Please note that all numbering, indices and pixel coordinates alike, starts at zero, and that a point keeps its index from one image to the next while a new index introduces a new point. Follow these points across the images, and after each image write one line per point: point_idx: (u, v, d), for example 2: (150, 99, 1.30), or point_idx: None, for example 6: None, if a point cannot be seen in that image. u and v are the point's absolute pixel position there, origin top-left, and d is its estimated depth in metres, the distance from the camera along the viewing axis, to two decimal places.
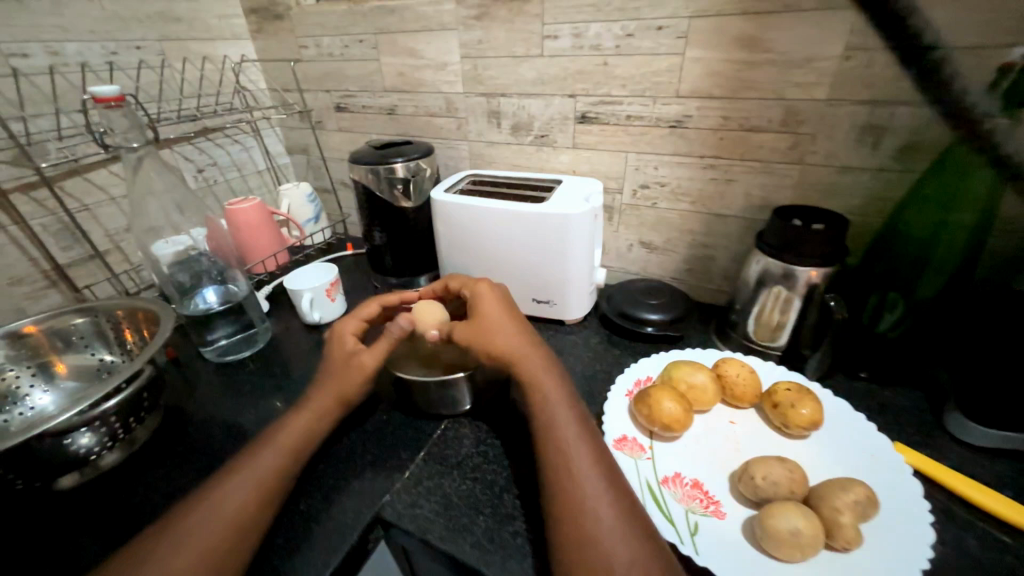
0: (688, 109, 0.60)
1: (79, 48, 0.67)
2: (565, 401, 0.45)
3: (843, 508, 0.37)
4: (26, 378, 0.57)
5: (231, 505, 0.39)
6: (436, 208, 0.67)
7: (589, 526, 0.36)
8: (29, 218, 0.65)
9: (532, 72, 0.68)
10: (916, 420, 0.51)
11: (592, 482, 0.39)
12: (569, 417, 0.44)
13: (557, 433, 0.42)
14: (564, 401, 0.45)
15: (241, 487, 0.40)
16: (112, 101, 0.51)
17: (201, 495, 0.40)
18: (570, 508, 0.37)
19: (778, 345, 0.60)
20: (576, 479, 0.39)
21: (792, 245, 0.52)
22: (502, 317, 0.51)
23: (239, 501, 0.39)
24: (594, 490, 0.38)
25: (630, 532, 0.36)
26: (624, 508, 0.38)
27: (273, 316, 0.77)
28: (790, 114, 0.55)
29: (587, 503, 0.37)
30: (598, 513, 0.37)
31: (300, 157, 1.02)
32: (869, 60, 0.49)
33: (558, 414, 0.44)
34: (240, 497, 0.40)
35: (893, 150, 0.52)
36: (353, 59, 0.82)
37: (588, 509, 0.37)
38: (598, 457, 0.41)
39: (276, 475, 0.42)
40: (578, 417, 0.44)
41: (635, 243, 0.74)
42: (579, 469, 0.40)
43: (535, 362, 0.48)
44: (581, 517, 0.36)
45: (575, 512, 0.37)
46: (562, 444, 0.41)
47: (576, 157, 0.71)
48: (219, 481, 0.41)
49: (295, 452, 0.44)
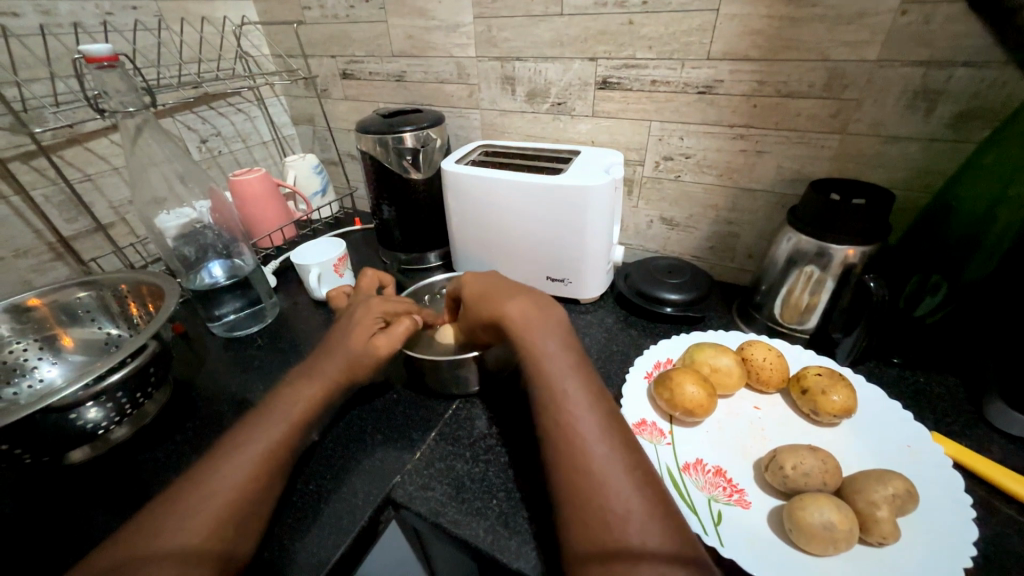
0: (719, 72, 0.55)
1: (71, 7, 0.63)
2: (566, 362, 0.42)
3: (880, 502, 0.35)
4: (34, 351, 0.56)
5: (233, 481, 0.37)
6: (447, 179, 0.63)
7: (602, 495, 0.33)
8: (31, 189, 0.63)
9: (550, 32, 0.63)
10: (953, 409, 0.48)
11: (602, 448, 0.36)
12: (572, 379, 0.40)
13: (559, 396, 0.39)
14: (565, 361, 0.42)
15: (243, 463, 0.38)
16: (105, 60, 0.48)
17: (202, 471, 0.38)
18: (579, 478, 0.35)
19: (806, 327, 0.57)
20: (583, 446, 0.36)
21: (832, 222, 0.48)
22: (500, 285, 0.49)
23: (241, 478, 0.38)
24: (603, 457, 0.35)
25: (647, 501, 0.34)
26: (639, 475, 0.35)
27: (281, 291, 0.76)
28: (834, 77, 0.50)
29: (597, 472, 0.35)
30: (610, 482, 0.34)
31: (306, 128, 0.98)
32: (929, 15, 0.44)
33: (558, 375, 0.40)
34: (242, 475, 0.38)
35: (948, 117, 0.47)
36: (359, 21, 0.77)
37: (599, 477, 0.34)
38: (607, 422, 0.38)
39: (279, 450, 0.40)
40: (581, 379, 0.41)
41: (654, 219, 0.71)
42: (584, 434, 0.37)
43: (547, 339, 0.43)
44: (591, 485, 0.34)
45: (585, 482, 0.34)
46: (565, 408, 0.38)
47: (595, 127, 0.67)
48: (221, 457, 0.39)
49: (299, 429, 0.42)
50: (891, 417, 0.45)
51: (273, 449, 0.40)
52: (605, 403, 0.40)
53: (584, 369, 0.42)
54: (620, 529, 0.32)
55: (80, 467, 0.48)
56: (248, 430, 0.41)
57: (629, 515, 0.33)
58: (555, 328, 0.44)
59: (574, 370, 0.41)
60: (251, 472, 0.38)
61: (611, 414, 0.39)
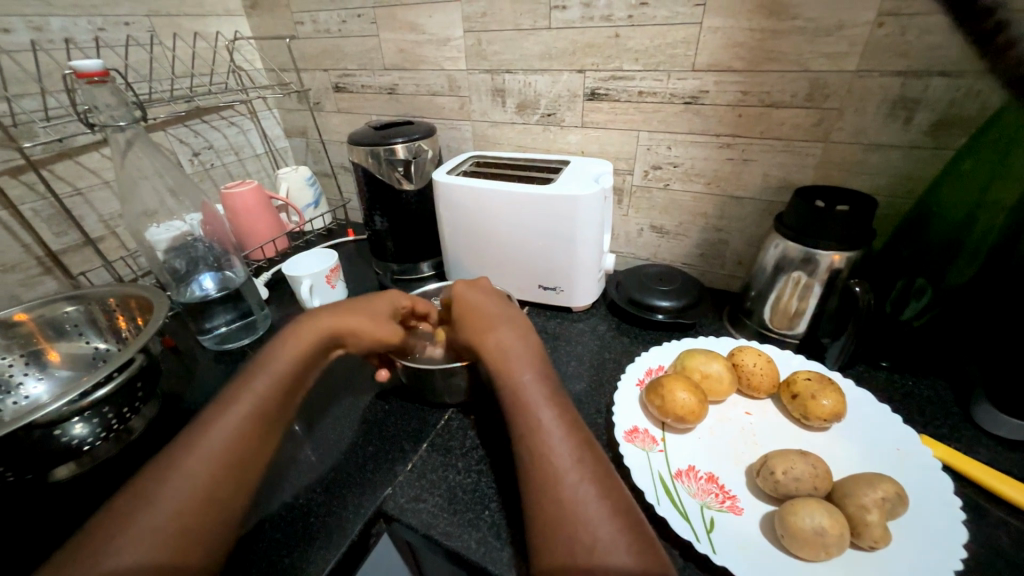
0: (704, 84, 0.56)
1: (63, 23, 0.64)
2: (535, 377, 0.42)
3: (870, 506, 0.35)
4: (20, 367, 0.56)
5: (192, 487, 0.35)
6: (439, 191, 0.64)
7: (557, 508, 0.34)
8: (20, 203, 0.63)
9: (539, 46, 0.64)
10: (942, 411, 0.49)
11: (562, 459, 0.36)
12: (536, 395, 0.41)
13: (522, 413, 0.40)
14: (532, 377, 0.42)
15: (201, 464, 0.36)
16: (96, 75, 0.48)
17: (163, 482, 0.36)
18: (537, 490, 0.35)
19: (796, 332, 0.57)
20: (542, 458, 0.37)
21: (816, 228, 0.49)
22: (487, 303, 0.50)
23: (201, 486, 0.35)
24: (564, 468, 0.36)
25: (606, 510, 0.34)
26: (600, 485, 0.35)
27: (273, 303, 0.75)
28: (816, 87, 0.51)
29: (555, 482, 0.35)
30: (567, 492, 0.34)
31: (299, 140, 0.99)
32: (905, 27, 0.45)
33: (527, 391, 0.41)
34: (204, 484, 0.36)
35: (926, 125, 0.49)
36: (351, 36, 0.78)
37: (555, 490, 0.35)
38: (573, 433, 0.39)
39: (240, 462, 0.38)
40: (548, 394, 0.41)
41: (645, 227, 0.72)
42: (545, 448, 0.37)
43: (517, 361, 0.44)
44: (547, 497, 0.35)
45: (543, 495, 0.35)
46: (533, 422, 0.39)
47: (585, 137, 0.68)
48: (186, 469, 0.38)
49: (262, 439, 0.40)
50: (881, 421, 0.45)
51: (230, 448, 0.38)
52: (574, 416, 0.41)
53: (550, 386, 0.43)
54: (572, 539, 0.32)
55: (66, 484, 0.47)
56: (204, 427, 0.39)
57: (584, 524, 0.33)
58: (525, 343, 0.46)
59: (542, 385, 0.42)
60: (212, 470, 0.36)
61: (577, 427, 0.40)
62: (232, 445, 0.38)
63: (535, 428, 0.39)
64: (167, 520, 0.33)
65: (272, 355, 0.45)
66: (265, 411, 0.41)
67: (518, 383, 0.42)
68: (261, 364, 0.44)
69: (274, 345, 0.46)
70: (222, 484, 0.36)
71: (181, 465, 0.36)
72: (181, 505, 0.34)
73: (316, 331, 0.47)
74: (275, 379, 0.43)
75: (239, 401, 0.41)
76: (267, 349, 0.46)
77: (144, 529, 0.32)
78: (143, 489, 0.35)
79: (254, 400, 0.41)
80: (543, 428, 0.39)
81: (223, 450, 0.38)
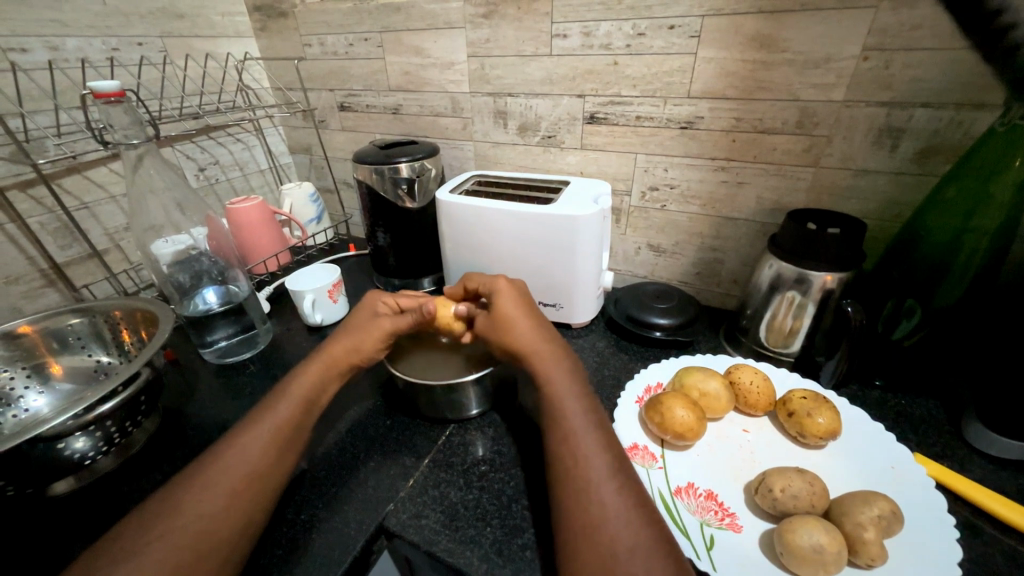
0: (699, 110, 0.59)
1: (79, 43, 0.66)
2: (569, 391, 0.44)
3: (866, 524, 0.36)
4: (21, 380, 0.56)
5: (213, 495, 0.37)
6: (441, 210, 0.65)
7: (589, 516, 0.35)
8: (27, 216, 0.64)
9: (540, 71, 0.66)
10: (934, 430, 0.50)
11: (595, 470, 0.38)
12: (576, 407, 0.42)
13: (557, 425, 0.42)
14: (573, 391, 0.44)
15: (224, 472, 0.39)
16: (112, 96, 0.49)
17: (172, 495, 0.37)
18: (569, 499, 0.36)
19: (791, 351, 0.58)
20: (576, 468, 0.38)
21: (807, 249, 0.50)
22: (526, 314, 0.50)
23: (220, 494, 0.37)
24: (595, 478, 0.37)
25: (637, 520, 0.34)
26: (630, 496, 0.36)
27: (274, 317, 0.76)
28: (806, 115, 0.54)
29: (588, 490, 0.36)
30: (601, 500, 0.36)
31: (303, 157, 1.01)
32: (887, 61, 0.48)
33: (569, 402, 0.43)
34: (223, 494, 0.37)
35: (911, 152, 0.51)
36: (358, 58, 0.81)
37: (587, 499, 0.36)
38: (605, 446, 0.40)
39: (259, 474, 0.40)
40: (581, 406, 0.43)
41: (642, 246, 0.73)
42: (582, 457, 0.39)
43: (558, 374, 0.45)
44: (583, 506, 0.35)
45: (574, 503, 0.36)
46: (573, 432, 0.41)
47: (584, 158, 0.70)
48: (192, 484, 0.38)
49: (280, 453, 0.42)
50: (875, 439, 0.46)
51: (253, 459, 0.40)
52: (611, 432, 0.42)
53: (589, 400, 0.44)
54: (605, 546, 0.33)
55: (64, 499, 0.47)
56: (227, 441, 0.42)
57: (616, 531, 0.34)
58: (559, 357, 0.47)
59: (577, 399, 0.43)
60: (233, 478, 0.39)
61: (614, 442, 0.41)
62: (247, 467, 0.40)
63: (574, 436, 0.40)
64: (172, 539, 0.34)
65: (285, 384, 0.48)
66: (288, 426, 0.44)
67: (551, 397, 0.44)
68: (289, 385, 0.48)
69: (305, 364, 0.50)
70: (240, 491, 0.38)
71: (206, 473, 0.39)
72: (203, 509, 0.36)
73: (332, 355, 0.51)
74: (293, 397, 0.47)
75: (261, 416, 0.44)
76: (296, 370, 0.50)
77: (153, 554, 0.33)
78: (154, 515, 0.36)
79: (280, 417, 0.44)
80: (579, 442, 0.40)
81: (248, 461, 0.40)
